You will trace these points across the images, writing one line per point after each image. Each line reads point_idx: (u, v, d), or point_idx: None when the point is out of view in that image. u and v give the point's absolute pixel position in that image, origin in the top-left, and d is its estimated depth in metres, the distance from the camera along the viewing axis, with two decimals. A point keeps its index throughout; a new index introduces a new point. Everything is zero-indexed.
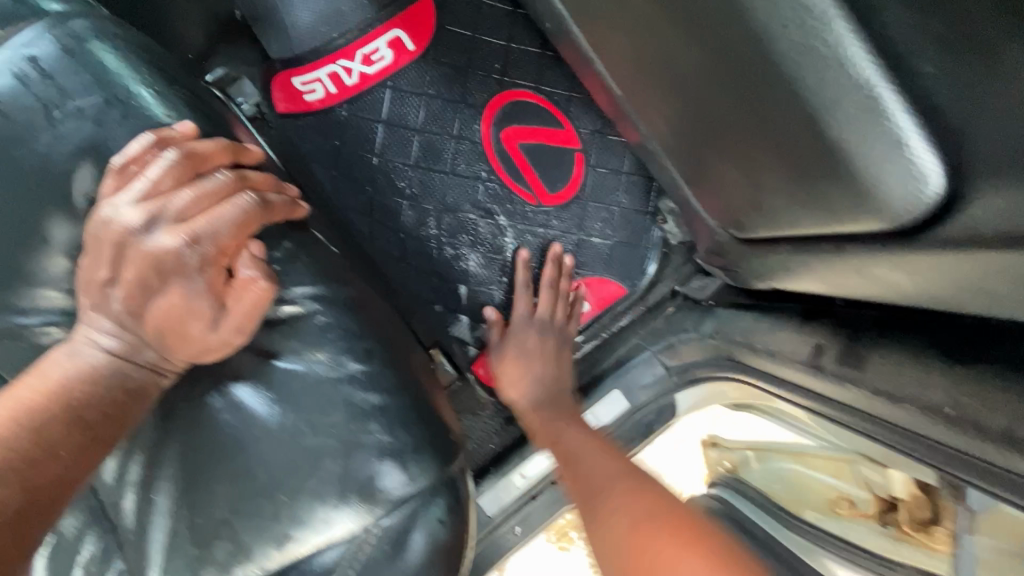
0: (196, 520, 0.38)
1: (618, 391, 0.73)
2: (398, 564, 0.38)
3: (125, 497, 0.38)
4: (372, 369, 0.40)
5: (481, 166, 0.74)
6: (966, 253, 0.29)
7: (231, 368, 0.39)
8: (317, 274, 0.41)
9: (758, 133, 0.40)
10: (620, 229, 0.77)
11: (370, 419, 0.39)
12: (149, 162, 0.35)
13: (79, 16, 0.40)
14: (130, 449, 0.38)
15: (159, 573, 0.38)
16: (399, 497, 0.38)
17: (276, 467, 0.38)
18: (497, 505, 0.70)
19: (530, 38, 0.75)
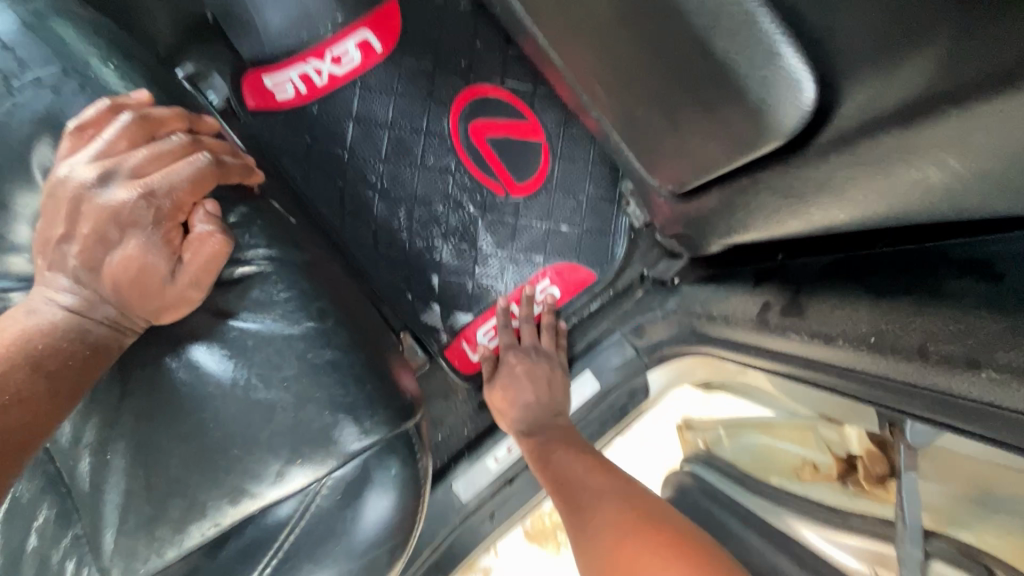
0: (149, 478, 0.39)
1: (588, 372, 0.75)
2: (353, 521, 0.39)
3: (80, 460, 0.39)
4: (322, 328, 0.40)
5: (449, 159, 0.77)
6: (853, 147, 0.31)
7: (183, 330, 0.40)
8: (270, 239, 0.42)
9: (661, 67, 0.41)
10: (588, 216, 0.79)
11: (321, 376, 0.40)
12: (105, 125, 0.37)
13: None
14: (86, 413, 0.39)
15: (114, 533, 0.39)
16: (355, 452, 0.39)
17: (228, 423, 0.39)
18: (471, 489, 0.71)
19: (494, 35, 0.78)
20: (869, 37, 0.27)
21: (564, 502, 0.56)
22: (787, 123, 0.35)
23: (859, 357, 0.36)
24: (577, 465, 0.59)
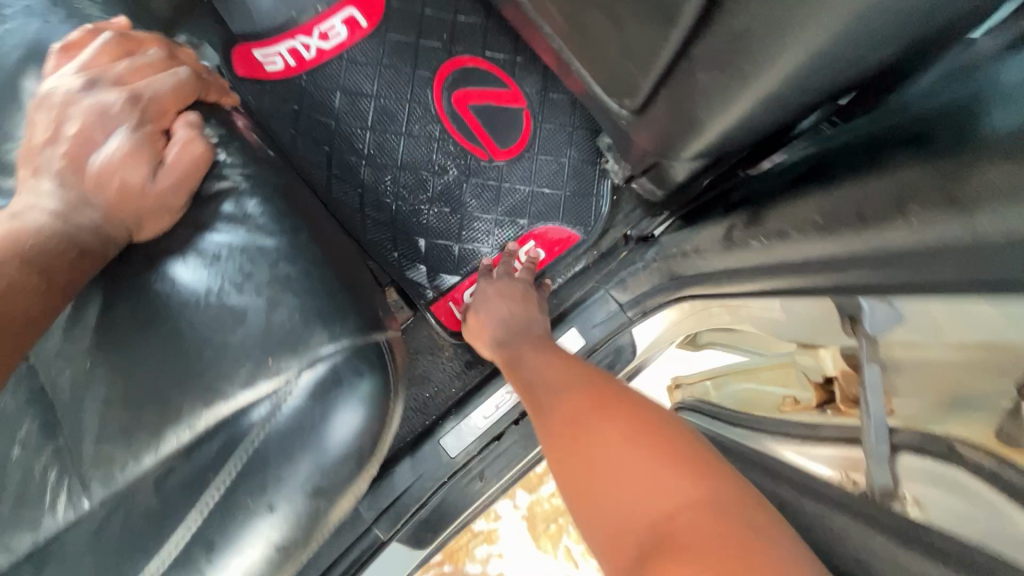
0: (127, 388, 0.40)
1: (575, 329, 0.76)
2: (318, 427, 0.40)
3: (63, 373, 0.41)
4: (291, 245, 0.42)
5: (433, 127, 0.79)
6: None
7: (160, 248, 0.42)
8: (244, 166, 0.44)
9: None
10: (573, 178, 0.80)
11: (287, 289, 0.41)
12: (89, 44, 0.42)
13: None
14: (71, 327, 0.41)
15: (92, 439, 0.40)
16: (325, 362, 0.40)
17: (200, 330, 0.40)
18: (459, 446, 0.72)
19: (473, 9, 0.81)
20: None
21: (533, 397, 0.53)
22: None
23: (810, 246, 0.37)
24: (551, 364, 0.56)
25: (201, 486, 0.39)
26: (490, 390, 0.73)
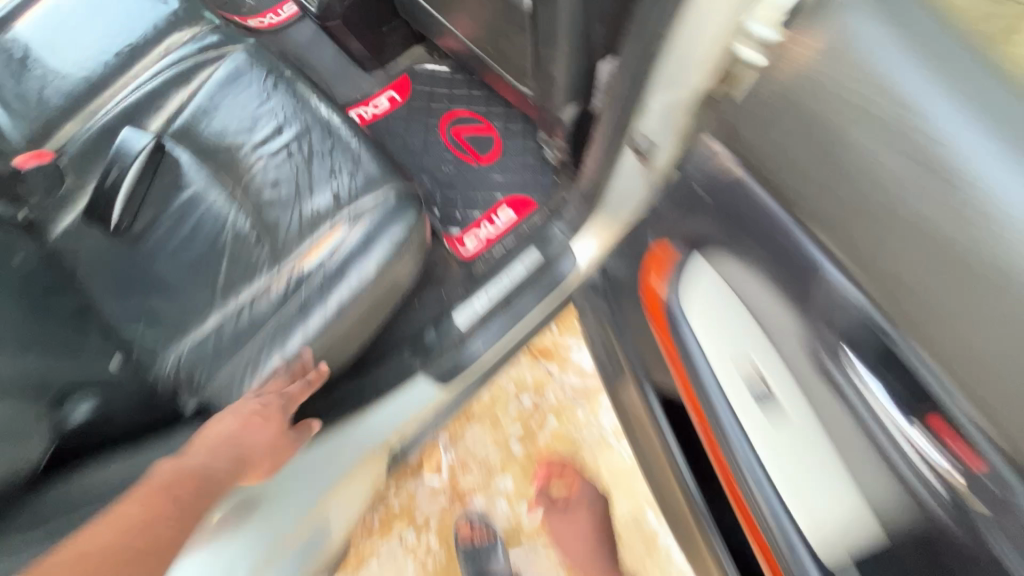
0: (297, 216, 0.87)
1: (534, 247, 1.17)
2: (382, 227, 0.85)
3: (267, 214, 0.87)
4: (372, 160, 0.90)
5: (441, 148, 1.28)
6: (541, 15, 0.77)
7: (311, 164, 0.89)
8: (349, 131, 0.93)
9: (500, 21, 0.89)
10: (528, 169, 1.26)
11: (370, 169, 0.89)
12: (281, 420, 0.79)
13: (248, 42, 0.99)
14: (270, 196, 0.88)
15: (281, 238, 0.86)
16: (386, 198, 0.87)
17: (325, 189, 0.88)
18: (465, 318, 1.11)
19: (462, 82, 1.32)
20: None
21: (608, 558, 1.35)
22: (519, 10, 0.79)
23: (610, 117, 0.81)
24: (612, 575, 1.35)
25: (316, 255, 0.84)
26: (485, 285, 1.14)
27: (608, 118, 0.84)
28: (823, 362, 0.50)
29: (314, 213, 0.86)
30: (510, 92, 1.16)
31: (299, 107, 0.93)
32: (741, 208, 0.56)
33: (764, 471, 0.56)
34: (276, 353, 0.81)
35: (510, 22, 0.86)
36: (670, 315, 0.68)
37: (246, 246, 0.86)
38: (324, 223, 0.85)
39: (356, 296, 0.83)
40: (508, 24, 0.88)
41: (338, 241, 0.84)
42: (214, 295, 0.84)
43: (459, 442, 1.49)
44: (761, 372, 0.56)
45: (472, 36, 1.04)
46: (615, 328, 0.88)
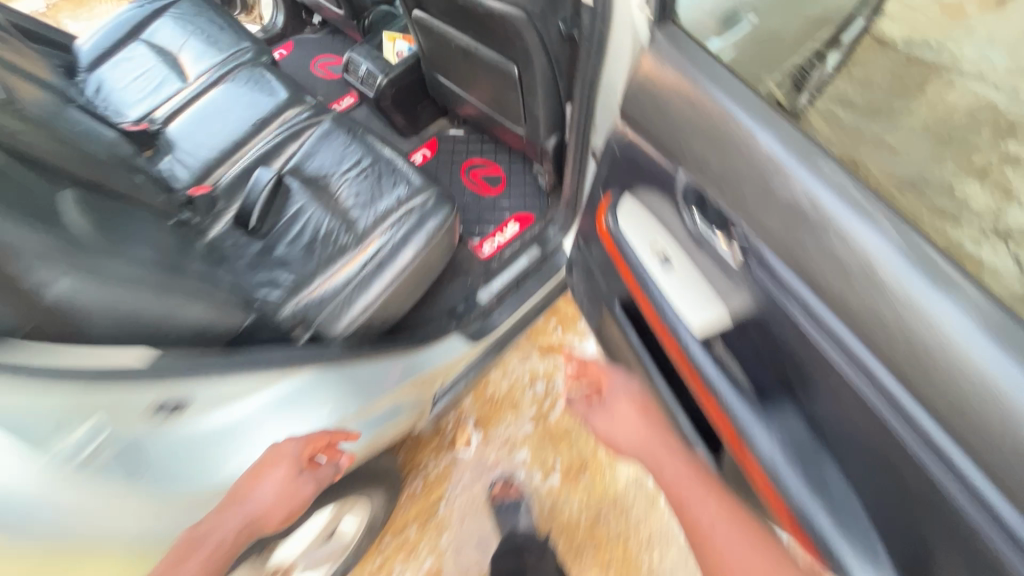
0: (368, 212, 1.28)
1: (535, 246, 1.58)
2: (426, 216, 1.26)
3: (348, 213, 1.29)
4: (417, 175, 1.33)
5: (462, 185, 1.73)
6: (524, 73, 1.24)
7: (377, 180, 1.33)
8: (402, 161, 1.38)
9: (499, 84, 1.37)
10: (527, 194, 1.70)
11: (416, 181, 1.31)
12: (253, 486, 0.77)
13: (331, 113, 1.48)
14: (349, 202, 1.31)
15: (359, 226, 1.27)
16: (427, 198, 1.28)
17: (385, 194, 1.30)
18: (487, 296, 1.49)
19: (474, 139, 1.81)
20: (502, 46, 1.22)
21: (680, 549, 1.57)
22: (512, 72, 1.26)
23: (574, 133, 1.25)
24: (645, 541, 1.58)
25: (380, 234, 1.24)
26: (500, 273, 1.53)
27: (572, 134, 1.28)
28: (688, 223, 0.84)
29: (378, 209, 1.28)
30: (510, 139, 1.63)
31: (366, 147, 1.38)
32: (634, 150, 0.92)
33: (673, 306, 0.88)
34: (353, 296, 1.17)
35: (506, 82, 1.33)
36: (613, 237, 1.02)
37: (335, 233, 1.27)
38: (387, 215, 1.26)
39: (409, 259, 1.22)
40: (505, 85, 1.36)
41: (396, 225, 1.24)
42: (313, 264, 1.23)
43: (486, 423, 1.77)
44: (663, 246, 0.90)
45: (482, 100, 1.52)
46: (591, 278, 1.25)
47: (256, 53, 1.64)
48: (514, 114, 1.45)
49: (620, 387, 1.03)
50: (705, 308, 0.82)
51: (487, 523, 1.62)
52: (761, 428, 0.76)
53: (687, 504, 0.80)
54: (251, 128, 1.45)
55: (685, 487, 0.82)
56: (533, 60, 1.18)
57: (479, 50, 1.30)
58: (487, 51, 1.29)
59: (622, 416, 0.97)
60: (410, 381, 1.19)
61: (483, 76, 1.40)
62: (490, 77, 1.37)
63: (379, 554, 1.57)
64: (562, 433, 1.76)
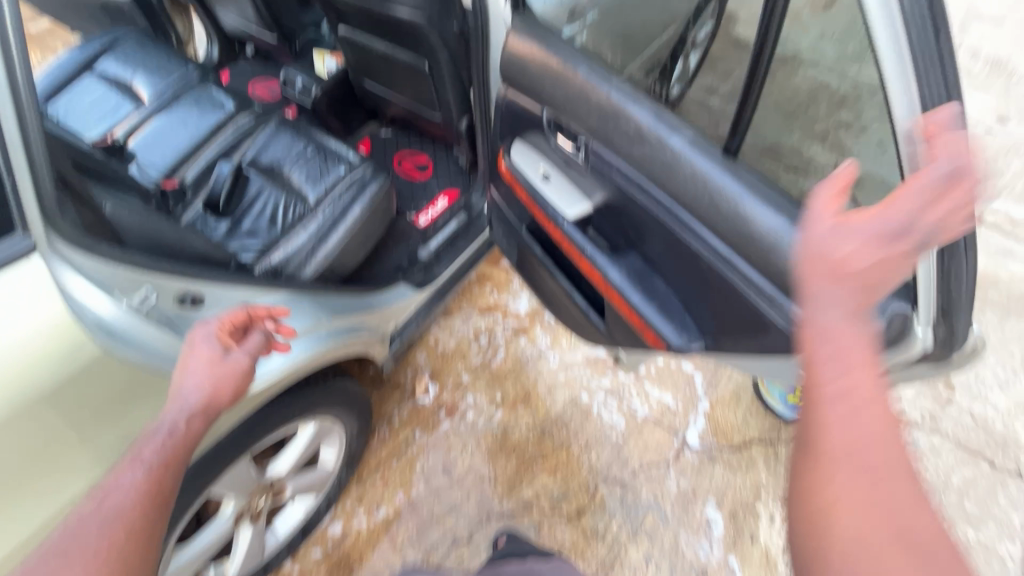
0: (316, 185, 1.56)
1: (461, 213, 1.91)
2: (365, 184, 1.56)
3: (299, 188, 1.57)
4: (353, 154, 1.63)
5: (396, 171, 2.04)
6: (432, 65, 1.58)
7: (321, 161, 1.62)
8: (339, 146, 1.67)
9: (414, 79, 1.71)
10: (451, 174, 2.03)
11: (353, 158, 1.62)
12: (181, 369, 0.85)
13: (274, 116, 1.76)
14: (300, 179, 1.59)
15: (310, 197, 1.55)
16: (363, 171, 1.59)
17: (328, 171, 1.59)
18: (425, 253, 1.81)
19: (402, 135, 2.13)
20: (412, 47, 1.57)
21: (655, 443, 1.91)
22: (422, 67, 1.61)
23: (475, 108, 1.61)
24: (583, 444, 1.91)
25: (330, 200, 1.53)
26: (434, 237, 1.85)
27: (474, 110, 1.63)
28: (555, 143, 1.20)
29: (324, 182, 1.57)
30: (430, 127, 1.97)
31: (308, 138, 1.67)
32: (511, 105, 1.28)
33: (556, 209, 1.23)
34: (314, 249, 1.45)
35: (419, 76, 1.67)
36: (511, 170, 1.35)
37: (291, 204, 1.54)
38: (333, 186, 1.55)
39: (355, 216, 1.51)
40: (418, 80, 1.70)
41: (342, 192, 1.54)
42: (276, 231, 1.50)
43: (440, 374, 2.03)
44: (544, 167, 1.24)
45: (402, 96, 1.86)
46: (504, 219, 1.58)
47: (202, 76, 1.82)
48: (429, 104, 1.79)
49: (862, 224, 0.65)
50: (580, 201, 1.16)
51: (449, 453, 1.87)
52: (611, 265, 1.18)
53: (834, 363, 0.60)
54: (207, 132, 1.69)
55: (860, 368, 0.59)
56: (437, 54, 1.53)
57: (395, 53, 1.64)
58: (400, 53, 1.63)
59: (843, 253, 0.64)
60: (363, 311, 1.42)
61: (401, 76, 1.74)
62: (406, 75, 1.71)
63: (356, 492, 1.78)
64: (506, 373, 2.04)
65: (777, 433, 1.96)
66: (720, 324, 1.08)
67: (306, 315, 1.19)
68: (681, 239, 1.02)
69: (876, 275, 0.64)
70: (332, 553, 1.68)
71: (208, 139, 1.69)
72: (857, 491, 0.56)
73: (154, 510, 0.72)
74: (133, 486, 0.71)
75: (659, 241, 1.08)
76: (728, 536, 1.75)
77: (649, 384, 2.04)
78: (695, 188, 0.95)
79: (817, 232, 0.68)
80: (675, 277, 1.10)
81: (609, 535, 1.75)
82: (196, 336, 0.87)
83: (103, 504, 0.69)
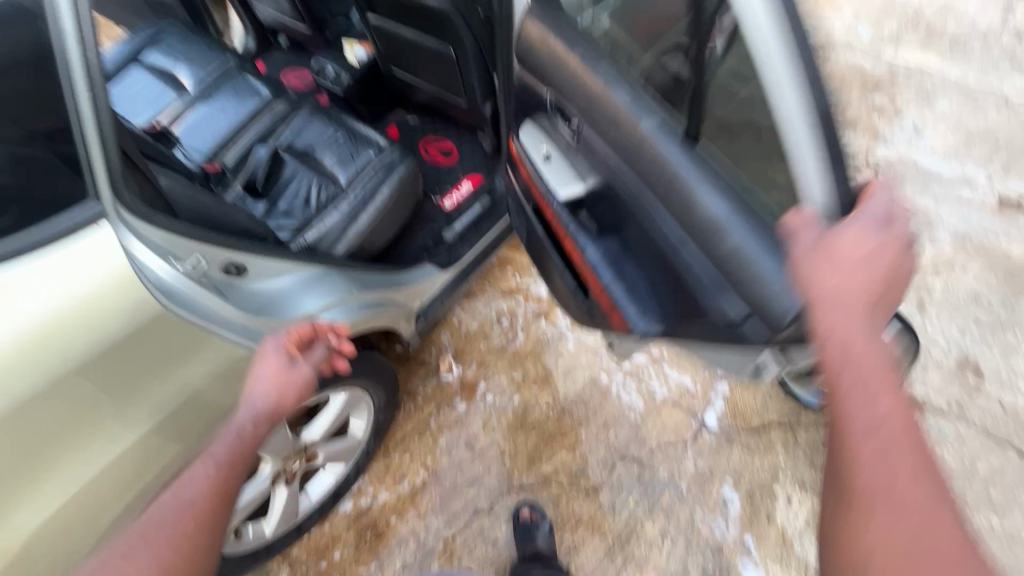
0: (348, 168, 1.64)
1: (486, 198, 1.96)
2: (393, 167, 1.63)
3: (332, 170, 1.65)
4: (383, 138, 1.69)
5: (422, 155, 2.11)
6: (459, 50, 1.63)
7: (353, 145, 1.69)
8: (368, 130, 1.73)
9: (441, 66, 1.76)
10: (476, 158, 2.09)
11: (382, 143, 1.68)
12: (252, 377, 0.95)
13: (307, 103, 1.84)
14: (333, 162, 1.66)
15: (342, 179, 1.62)
16: (392, 156, 1.65)
17: (359, 155, 1.66)
18: (451, 236, 1.87)
19: (428, 121, 2.19)
20: (439, 33, 1.62)
21: (673, 424, 1.94)
22: (450, 53, 1.66)
23: (501, 92, 1.65)
24: (601, 422, 1.95)
25: (360, 181, 1.60)
26: (459, 221, 1.91)
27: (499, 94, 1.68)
28: (555, 123, 1.24)
29: (355, 165, 1.64)
30: (456, 112, 2.01)
31: (340, 123, 1.75)
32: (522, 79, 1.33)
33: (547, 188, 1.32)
34: (346, 228, 1.52)
35: (446, 62, 1.72)
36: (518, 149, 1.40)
37: (325, 185, 1.62)
38: (364, 168, 1.63)
39: (384, 197, 1.58)
40: (445, 66, 1.75)
41: (372, 174, 1.61)
42: (311, 210, 1.58)
43: (462, 354, 2.10)
44: (547, 148, 1.30)
45: (429, 83, 1.91)
46: (518, 203, 1.61)
47: (239, 63, 1.89)
48: (455, 90, 1.84)
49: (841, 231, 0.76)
50: (571, 182, 1.22)
51: (471, 430, 1.94)
52: (591, 244, 1.28)
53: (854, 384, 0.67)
54: (245, 118, 1.78)
55: (877, 389, 0.66)
56: (464, 40, 1.58)
57: (422, 40, 1.70)
58: (428, 40, 1.68)
59: (845, 258, 0.73)
60: (391, 287, 1.48)
61: (428, 63, 1.80)
62: (433, 62, 1.77)
63: (383, 463, 1.86)
64: (526, 353, 2.10)
65: (797, 417, 1.98)
66: (678, 307, 1.19)
67: (339, 286, 1.26)
68: (647, 226, 1.11)
69: (875, 265, 0.74)
70: (359, 519, 1.77)
71: (246, 126, 1.78)
72: (887, 541, 0.59)
73: (223, 507, 0.80)
74: (203, 483, 0.80)
75: (633, 227, 1.17)
76: (745, 515, 1.78)
77: (667, 366, 2.07)
78: (657, 173, 0.99)
79: (832, 235, 0.76)
80: (643, 261, 1.21)
81: (625, 511, 1.80)
82: (265, 346, 0.98)
83: (180, 496, 0.78)
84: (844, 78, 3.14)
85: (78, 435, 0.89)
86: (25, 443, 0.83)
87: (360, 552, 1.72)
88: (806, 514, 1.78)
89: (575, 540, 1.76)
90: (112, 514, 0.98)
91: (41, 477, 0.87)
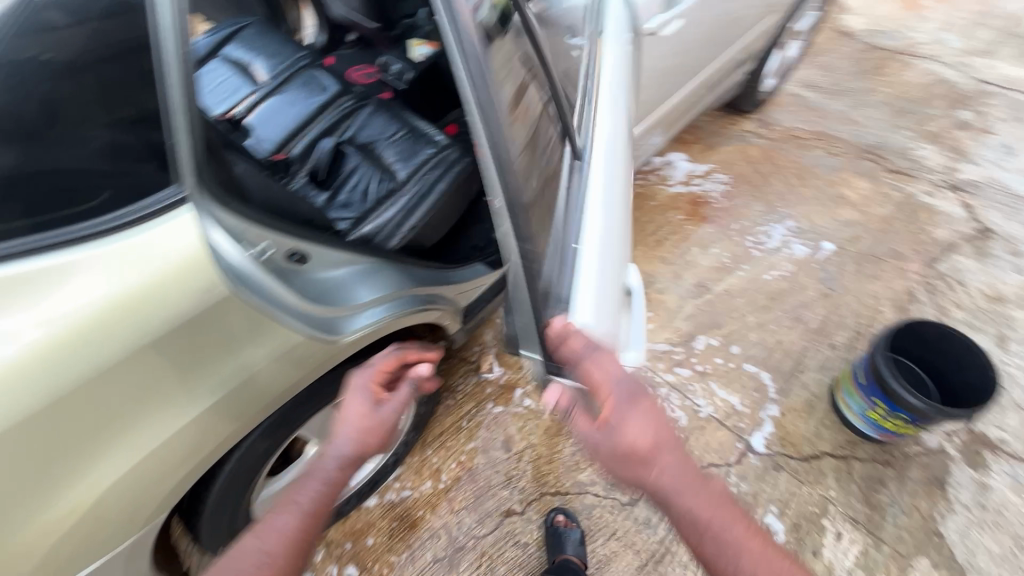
0: (407, 162, 1.67)
1: None
2: (450, 165, 1.66)
3: (392, 165, 1.69)
4: (442, 136, 1.72)
5: None
6: None
7: (413, 141, 1.72)
8: (428, 126, 1.77)
9: None
10: None
11: (441, 141, 1.72)
12: (342, 415, 1.01)
13: (371, 99, 1.90)
14: (393, 158, 1.71)
15: (401, 174, 1.66)
16: (449, 153, 1.68)
17: (418, 151, 1.70)
18: None
19: None
20: None
21: (718, 445, 1.88)
22: None
23: None
24: None
25: (419, 177, 1.63)
26: None
27: None
28: None
29: (414, 161, 1.68)
30: None
31: (402, 120, 1.79)
32: None
33: None
34: (403, 222, 1.56)
35: None
36: None
37: (385, 179, 1.67)
38: (421, 164, 1.66)
39: (441, 194, 1.61)
40: None
41: (430, 171, 1.64)
42: (369, 203, 1.63)
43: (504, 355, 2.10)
44: None
45: None
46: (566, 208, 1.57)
47: (311, 60, 1.97)
48: None
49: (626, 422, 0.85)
50: None
51: (508, 431, 1.93)
52: None
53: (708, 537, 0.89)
54: (313, 111, 1.86)
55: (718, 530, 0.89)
56: None
57: None
58: None
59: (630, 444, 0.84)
60: (443, 283, 1.49)
61: None
62: None
63: (420, 456, 1.89)
64: None
65: (852, 449, 1.89)
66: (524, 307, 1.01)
67: (393, 280, 1.28)
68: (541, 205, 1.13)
69: (660, 434, 0.87)
70: (392, 509, 1.79)
71: (314, 118, 1.86)
72: None
73: (297, 559, 0.87)
74: (285, 529, 0.88)
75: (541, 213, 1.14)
76: (789, 546, 1.69)
77: (714, 385, 2.01)
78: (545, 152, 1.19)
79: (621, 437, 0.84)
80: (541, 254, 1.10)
81: (661, 528, 1.75)
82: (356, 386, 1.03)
83: (261, 546, 0.86)
84: (925, 94, 2.98)
85: (144, 407, 0.94)
86: (97, 411, 0.88)
87: (392, 541, 1.74)
88: (855, 553, 1.69)
89: (607, 553, 1.73)
90: (172, 479, 1.04)
91: (109, 443, 0.92)
